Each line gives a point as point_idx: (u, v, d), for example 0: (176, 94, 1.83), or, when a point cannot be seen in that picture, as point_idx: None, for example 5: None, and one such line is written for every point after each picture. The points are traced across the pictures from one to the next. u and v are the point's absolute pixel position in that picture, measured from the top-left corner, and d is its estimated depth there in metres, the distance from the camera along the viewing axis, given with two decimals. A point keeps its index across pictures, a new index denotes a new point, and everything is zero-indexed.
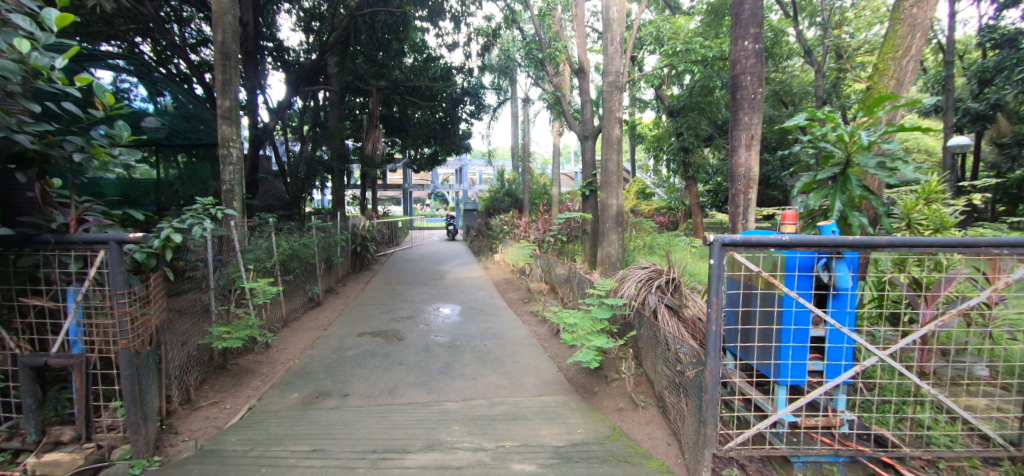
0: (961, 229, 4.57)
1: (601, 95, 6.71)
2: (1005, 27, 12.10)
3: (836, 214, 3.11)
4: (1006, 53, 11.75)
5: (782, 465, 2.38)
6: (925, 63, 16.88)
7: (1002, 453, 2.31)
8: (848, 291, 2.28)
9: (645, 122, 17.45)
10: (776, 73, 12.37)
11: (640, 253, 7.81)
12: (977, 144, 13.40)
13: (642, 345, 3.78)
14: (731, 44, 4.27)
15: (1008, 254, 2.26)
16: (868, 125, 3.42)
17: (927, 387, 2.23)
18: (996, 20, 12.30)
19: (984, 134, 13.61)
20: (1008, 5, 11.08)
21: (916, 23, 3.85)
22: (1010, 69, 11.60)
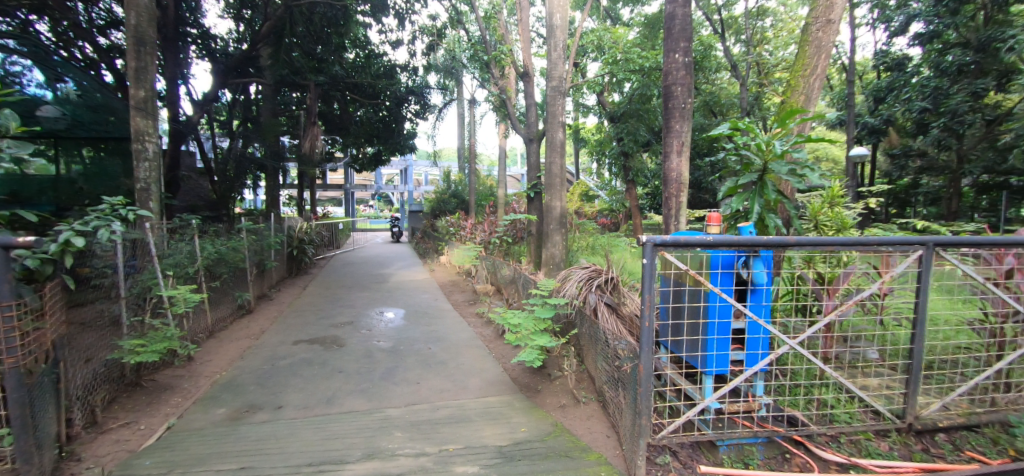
0: (859, 230, 5.16)
1: (545, 99, 6.83)
2: (895, 53, 13.65)
3: (754, 216, 3.39)
4: (896, 75, 13.36)
5: (709, 450, 2.54)
6: (832, 81, 18.82)
7: (890, 426, 2.63)
8: (763, 286, 2.49)
9: (588, 127, 18.03)
10: (707, 85, 13.23)
11: (583, 254, 8.05)
12: (873, 155, 15.14)
13: (582, 342, 3.90)
14: (663, 56, 4.52)
15: (893, 251, 2.58)
16: (782, 136, 3.75)
17: (829, 370, 2.49)
18: (888, 46, 13.81)
19: (879, 145, 15.41)
20: (897, 33, 12.64)
21: (821, 45, 4.28)
22: (898, 89, 13.23)
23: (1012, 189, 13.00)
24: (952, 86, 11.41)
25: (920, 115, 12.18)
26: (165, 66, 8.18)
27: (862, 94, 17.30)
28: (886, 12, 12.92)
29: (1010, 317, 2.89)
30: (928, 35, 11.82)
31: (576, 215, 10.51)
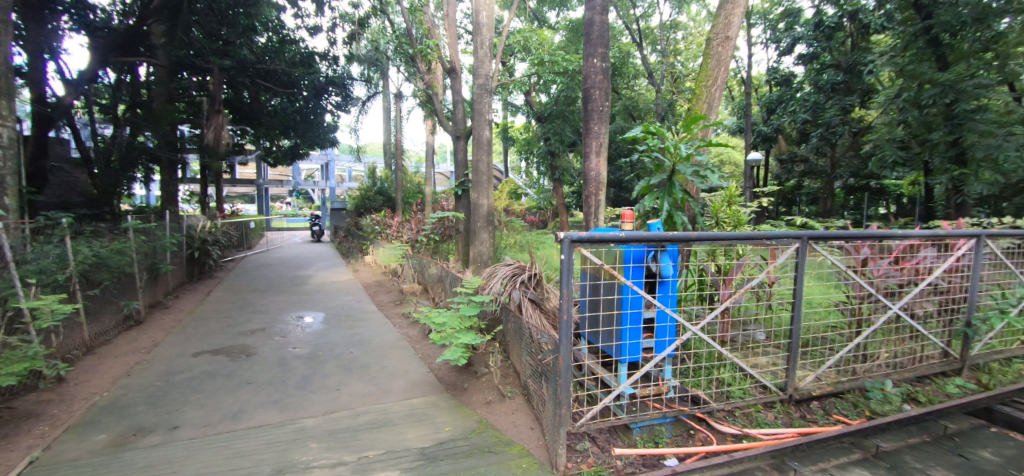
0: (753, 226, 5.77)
1: (471, 96, 6.80)
2: (782, 70, 15.46)
3: (663, 214, 3.66)
4: (784, 88, 15.11)
5: (624, 433, 2.71)
6: (733, 91, 20.81)
7: (775, 398, 2.99)
8: (669, 278, 2.70)
9: (516, 126, 18.26)
10: (626, 89, 13.99)
11: (511, 251, 8.15)
12: (766, 159, 16.98)
13: (507, 338, 3.96)
14: (583, 60, 4.70)
15: (776, 245, 2.92)
16: (687, 140, 4.08)
17: (725, 352, 2.76)
18: (777, 64, 15.60)
19: (771, 150, 17.31)
20: (785, 52, 14.30)
21: (721, 59, 4.71)
22: (785, 101, 14.99)
23: (871, 191, 15.30)
24: (827, 101, 13.16)
25: (802, 125, 13.88)
26: (25, 37, 6.97)
27: (756, 104, 19.32)
28: (776, 32, 14.54)
29: (866, 298, 3.42)
30: (809, 55, 13.50)
31: (504, 213, 10.59)
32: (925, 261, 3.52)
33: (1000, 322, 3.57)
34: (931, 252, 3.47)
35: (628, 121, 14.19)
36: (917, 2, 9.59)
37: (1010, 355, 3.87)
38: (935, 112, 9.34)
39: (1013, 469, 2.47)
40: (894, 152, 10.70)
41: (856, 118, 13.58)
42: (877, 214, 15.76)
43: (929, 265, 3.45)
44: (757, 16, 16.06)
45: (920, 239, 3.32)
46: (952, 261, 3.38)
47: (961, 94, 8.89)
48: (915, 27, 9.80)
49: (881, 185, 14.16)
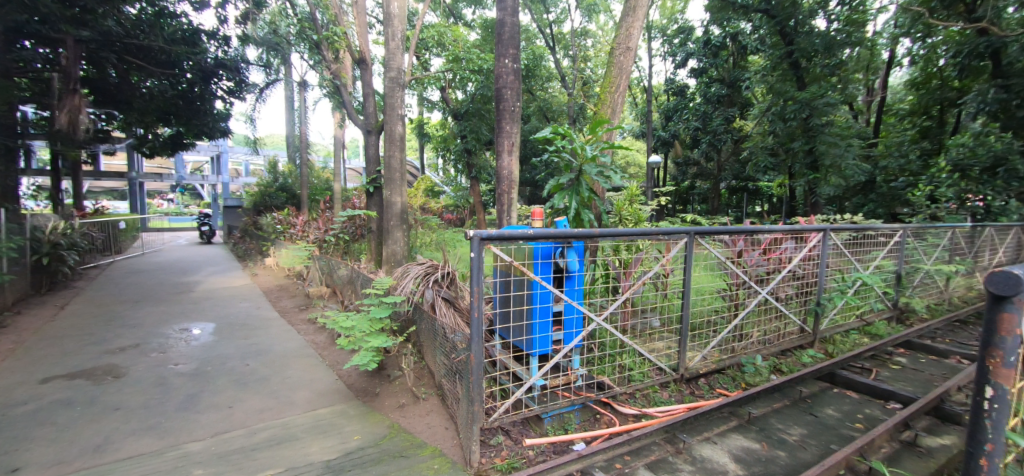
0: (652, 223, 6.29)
1: (383, 90, 6.52)
2: (677, 80, 16.98)
3: (571, 212, 3.83)
4: (679, 97, 16.62)
5: (536, 423, 2.80)
6: (636, 98, 22.40)
7: (669, 378, 3.29)
8: (575, 273, 2.84)
9: (431, 122, 17.88)
10: (540, 91, 14.42)
11: (427, 250, 7.99)
12: (666, 161, 18.53)
13: (421, 338, 3.89)
14: (494, 60, 4.75)
15: (667, 239, 3.21)
16: (593, 142, 4.30)
17: (625, 339, 2.98)
18: (673, 75, 17.10)
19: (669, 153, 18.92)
20: (680, 64, 15.71)
21: (623, 68, 5.04)
22: (680, 109, 16.50)
23: (749, 191, 17.41)
24: (714, 111, 14.74)
25: (694, 131, 15.40)
26: None
27: (656, 111, 21.02)
28: (672, 45, 15.94)
29: (742, 284, 3.90)
30: (700, 69, 15.00)
31: (420, 211, 10.33)
32: (786, 252, 4.10)
33: (841, 301, 4.29)
34: (790, 244, 4.06)
35: (543, 122, 14.66)
36: (781, 30, 11.13)
37: (849, 327, 4.66)
38: (795, 125, 10.95)
39: (848, 422, 2.98)
40: (766, 157, 12.30)
41: (737, 127, 15.35)
42: (754, 211, 17.97)
43: (789, 255, 4.03)
44: (656, 29, 17.46)
45: (782, 234, 3.86)
46: (806, 250, 3.98)
47: (814, 110, 10.54)
48: (780, 51, 11.37)
49: (756, 186, 16.22)
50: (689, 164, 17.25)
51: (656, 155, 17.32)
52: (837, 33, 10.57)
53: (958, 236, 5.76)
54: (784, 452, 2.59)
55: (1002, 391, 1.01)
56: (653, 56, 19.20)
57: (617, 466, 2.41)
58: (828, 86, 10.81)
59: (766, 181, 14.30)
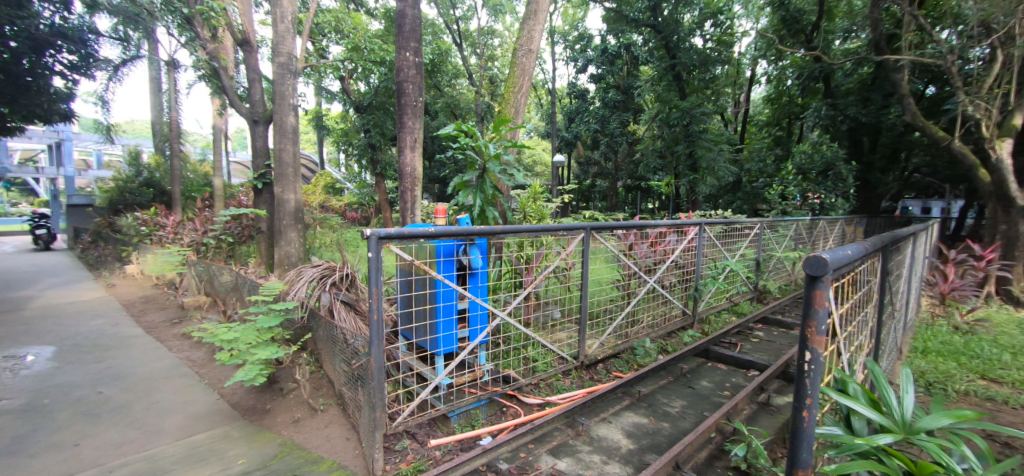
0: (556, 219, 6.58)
1: (271, 76, 5.92)
2: (579, 84, 17.91)
3: (476, 209, 3.84)
4: (580, 100, 17.56)
5: (442, 423, 2.78)
6: (542, 99, 23.19)
7: (570, 366, 3.48)
8: (477, 270, 2.87)
9: (330, 115, 16.73)
10: (448, 87, 14.24)
11: (327, 251, 7.49)
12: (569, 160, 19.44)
13: (318, 346, 3.63)
14: (395, 52, 4.57)
15: (565, 235, 3.37)
16: (497, 140, 4.35)
17: (527, 332, 3.08)
18: (575, 79, 17.99)
19: (572, 153, 19.89)
20: (581, 69, 16.57)
21: (525, 69, 5.16)
22: (581, 111, 17.41)
23: (643, 190, 18.97)
24: (611, 115, 15.77)
25: (594, 133, 16.35)
26: None
27: (560, 112, 21.96)
28: (574, 50, 16.76)
29: (633, 275, 4.23)
30: (598, 75, 16.00)
31: (318, 210, 9.60)
32: (670, 244, 4.54)
33: (714, 286, 4.87)
34: (673, 237, 4.50)
35: (451, 119, 14.51)
36: (666, 44, 12.31)
37: (720, 308, 5.33)
38: (679, 130, 12.19)
39: (719, 392, 3.40)
40: (655, 159, 13.51)
41: (631, 130, 16.63)
42: (647, 208, 19.61)
43: (672, 246, 4.47)
44: (559, 34, 18.19)
45: (667, 228, 4.27)
46: (686, 242, 4.45)
47: (693, 118, 11.84)
48: (665, 63, 12.55)
49: (648, 185, 17.77)
50: (590, 164, 18.28)
51: (560, 154, 18.10)
52: (711, 52, 12.08)
53: (801, 227, 6.89)
54: (668, 423, 2.88)
55: (813, 351, 1.07)
56: (556, 58, 20.00)
57: (521, 455, 2.49)
58: (704, 97, 12.19)
59: (655, 181, 15.73)
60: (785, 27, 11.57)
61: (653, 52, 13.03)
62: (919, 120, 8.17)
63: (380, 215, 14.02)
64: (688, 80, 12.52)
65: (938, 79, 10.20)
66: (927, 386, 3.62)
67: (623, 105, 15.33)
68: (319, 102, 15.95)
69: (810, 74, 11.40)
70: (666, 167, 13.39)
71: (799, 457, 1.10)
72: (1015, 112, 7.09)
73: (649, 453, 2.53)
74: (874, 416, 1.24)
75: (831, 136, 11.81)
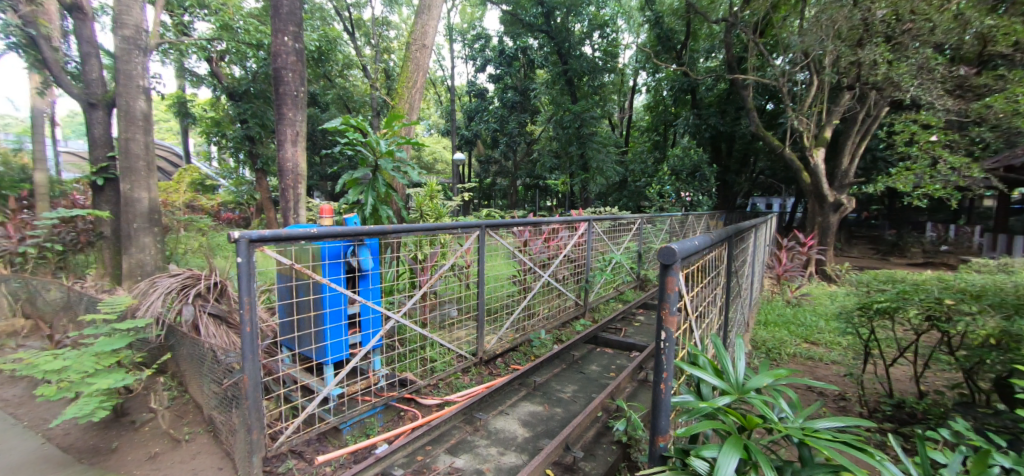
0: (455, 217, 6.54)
1: (113, 52, 5.00)
2: (478, 83, 18.00)
3: (367, 208, 3.63)
4: (479, 99, 17.66)
5: (333, 437, 2.61)
6: (441, 97, 22.89)
7: (469, 362, 3.49)
8: (367, 272, 2.73)
9: (198, 102, 14.67)
10: (339, 78, 13.34)
11: (194, 258, 6.53)
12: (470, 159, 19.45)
13: (181, 367, 3.18)
14: (271, 35, 4.15)
15: (460, 233, 3.36)
16: (389, 137, 4.19)
17: (423, 332, 3.02)
18: (474, 78, 18.04)
19: (473, 152, 19.94)
20: (480, 68, 16.68)
21: (419, 64, 5.02)
22: (480, 111, 17.50)
23: (541, 189, 19.72)
24: (509, 115, 15.86)
25: (493, 132, 16.46)
26: None
27: (460, 110, 21.89)
28: (472, 49, 16.78)
29: (528, 270, 4.38)
30: (496, 75, 16.25)
31: (184, 211, 8.36)
32: (563, 239, 4.80)
33: (602, 277, 5.26)
34: (565, 233, 4.76)
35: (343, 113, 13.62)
36: (559, 50, 13.01)
37: (609, 298, 5.77)
38: (571, 132, 12.91)
39: (606, 373, 3.69)
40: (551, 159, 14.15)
41: (529, 131, 17.18)
42: (545, 206, 20.42)
43: (564, 241, 4.71)
44: (456, 31, 18.08)
45: (559, 224, 4.50)
46: (576, 238, 4.72)
47: (584, 122, 12.67)
48: (558, 68, 13.25)
49: (545, 184, 18.54)
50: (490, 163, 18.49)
51: (460, 153, 18.03)
52: (598, 61, 13.04)
53: (675, 222, 7.75)
54: (561, 408, 3.05)
55: (667, 331, 1.21)
56: (455, 56, 19.88)
57: (418, 458, 2.45)
58: (593, 102, 13.08)
59: (552, 180, 16.49)
60: (660, 43, 12.90)
61: (546, 56, 13.61)
62: (761, 130, 9.67)
63: (262, 216, 12.67)
64: (578, 85, 13.44)
65: (774, 96, 12.16)
66: (767, 352, 4.32)
67: (520, 106, 15.75)
68: (183, 86, 13.89)
69: (680, 86, 12.83)
70: (561, 166, 14.08)
71: (659, 425, 1.23)
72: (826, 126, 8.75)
73: (543, 439, 2.65)
74: (715, 381, 1.30)
75: (697, 141, 13.44)
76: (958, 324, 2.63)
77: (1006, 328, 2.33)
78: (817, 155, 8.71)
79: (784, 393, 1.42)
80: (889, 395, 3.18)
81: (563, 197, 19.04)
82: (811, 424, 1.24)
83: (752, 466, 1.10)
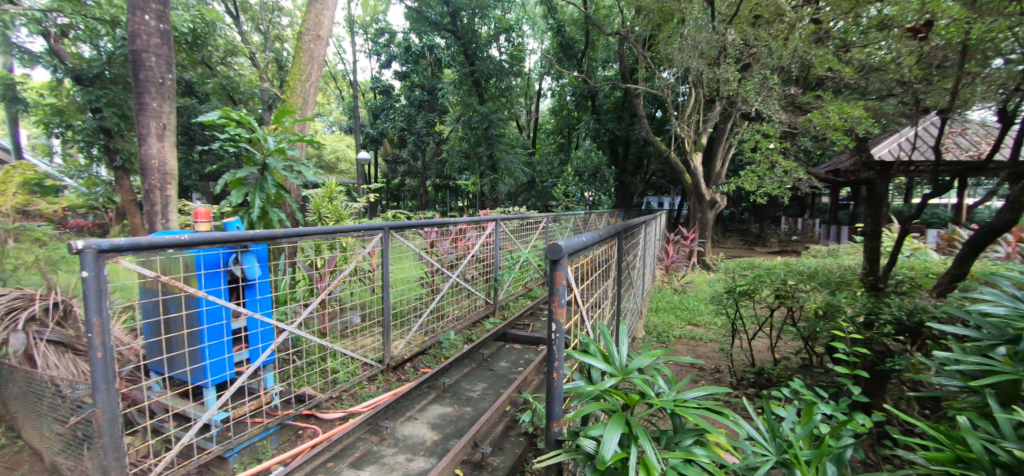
0: (359, 219, 6.22)
1: None
2: (383, 80, 17.29)
3: (255, 211, 3.28)
4: (385, 96, 16.97)
5: (217, 467, 2.34)
6: (343, 92, 21.64)
7: (375, 370, 3.34)
8: (253, 281, 2.48)
9: (34, 84, 12.16)
10: (221, 66, 11.93)
11: (27, 273, 5.38)
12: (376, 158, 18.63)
13: (12, 408, 2.63)
14: (126, 12, 3.56)
15: (361, 236, 3.20)
16: (279, 133, 3.83)
17: (321, 342, 2.82)
18: (379, 74, 17.30)
19: (379, 151, 19.13)
20: (385, 64, 16.07)
21: (314, 55, 4.63)
22: (386, 109, 16.81)
23: (451, 189, 19.57)
24: (416, 114, 15.34)
25: (400, 132, 15.64)
26: None
27: (364, 107, 20.90)
28: (375, 44, 16.11)
29: (436, 271, 4.30)
30: (402, 73, 15.69)
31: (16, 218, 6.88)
32: (471, 239, 4.80)
33: (510, 276, 5.36)
34: (473, 233, 4.78)
35: (227, 106, 12.26)
36: (466, 50, 13.07)
37: (518, 295, 5.90)
38: (480, 133, 13.02)
39: (514, 369, 3.77)
40: (460, 160, 14.10)
41: (437, 130, 16.93)
42: (455, 207, 20.28)
43: (472, 241, 4.70)
44: (358, 24, 17.23)
45: (466, 224, 4.48)
46: (484, 237, 4.74)
47: (491, 123, 12.87)
48: (465, 68, 13.31)
49: (455, 184, 18.45)
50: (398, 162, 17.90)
51: (365, 152, 17.21)
52: (505, 64, 13.31)
53: (578, 220, 8.16)
54: (470, 407, 3.05)
55: (557, 322, 1.28)
56: (357, 50, 18.93)
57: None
58: (500, 103, 13.34)
59: (462, 180, 16.45)
60: (563, 51, 13.53)
61: (454, 56, 13.63)
62: (652, 135, 10.57)
63: (126, 222, 10.91)
64: (485, 86, 13.60)
65: (662, 105, 13.40)
66: (657, 336, 4.77)
67: (428, 105, 15.46)
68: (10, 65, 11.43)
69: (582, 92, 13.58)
70: (470, 166, 14.10)
71: (553, 411, 1.30)
72: (704, 132, 9.84)
73: (452, 440, 2.64)
74: (602, 365, 1.41)
75: (597, 145, 14.33)
76: (798, 300, 3.15)
77: (830, 301, 2.85)
78: (696, 159, 9.78)
79: (663, 371, 1.57)
80: (752, 365, 3.69)
81: (473, 197, 19.08)
82: (682, 395, 1.41)
83: (631, 439, 1.22)
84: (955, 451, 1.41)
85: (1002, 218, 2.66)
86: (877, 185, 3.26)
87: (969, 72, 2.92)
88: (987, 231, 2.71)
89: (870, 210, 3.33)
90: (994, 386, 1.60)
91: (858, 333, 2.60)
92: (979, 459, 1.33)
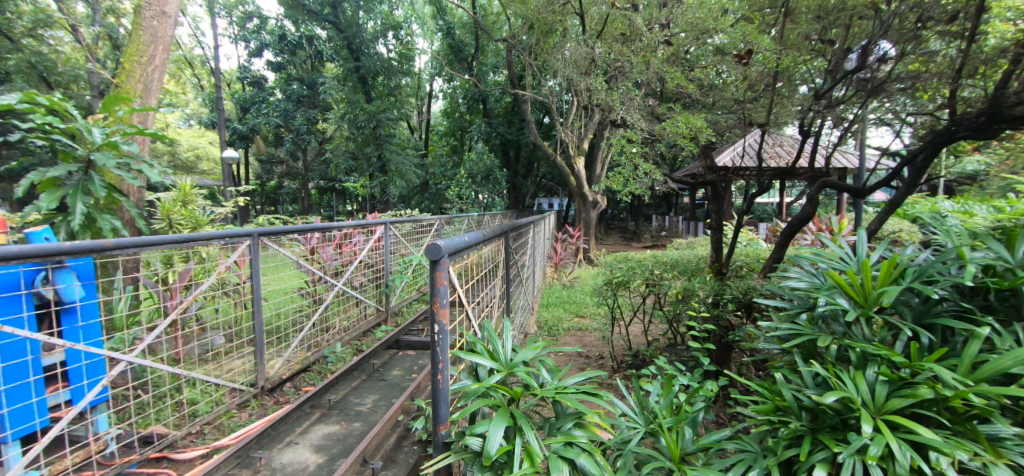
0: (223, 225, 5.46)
1: None
2: (253, 71, 15.56)
3: (76, 218, 2.67)
4: (256, 90, 15.25)
5: None
6: (203, 82, 19.03)
7: (247, 395, 2.96)
8: (73, 304, 2.04)
9: None
10: (28, 40, 9.64)
11: None
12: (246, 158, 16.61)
13: None
14: None
15: (223, 244, 2.78)
16: (110, 124, 3.19)
17: (172, 369, 2.41)
18: (248, 64, 15.54)
19: (250, 150, 17.16)
20: (255, 53, 14.51)
21: (158, 35, 3.93)
22: (256, 103, 14.94)
23: (336, 191, 18.32)
24: (295, 110, 13.84)
25: (275, 128, 13.84)
26: None
27: (229, 99, 18.56)
28: (241, 29, 14.38)
29: (318, 281, 3.95)
30: (276, 64, 14.30)
31: None
32: (357, 244, 4.53)
33: (403, 280, 5.15)
34: (360, 237, 4.52)
35: (38, 88, 9.94)
36: (349, 45, 12.43)
37: (411, 299, 5.71)
38: (367, 133, 12.35)
39: (407, 376, 3.63)
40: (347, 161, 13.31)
41: (320, 128, 15.73)
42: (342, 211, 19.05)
43: (359, 246, 4.43)
44: (219, 5, 15.25)
45: (351, 228, 4.22)
46: (371, 241, 4.50)
47: (380, 122, 12.33)
48: (349, 63, 12.62)
49: (340, 186, 17.34)
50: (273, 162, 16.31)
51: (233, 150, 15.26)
52: (393, 62, 12.85)
53: (472, 221, 8.19)
54: (359, 422, 2.87)
55: (440, 323, 1.27)
56: (220, 35, 16.74)
57: None
58: (388, 102, 12.84)
59: (349, 182, 15.50)
60: (453, 53, 13.55)
61: (337, 50, 12.83)
62: (539, 140, 10.96)
63: None
64: (372, 84, 13.05)
65: (547, 112, 14.16)
66: (548, 330, 4.99)
67: (308, 101, 14.13)
68: None
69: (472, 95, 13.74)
70: (358, 168, 13.24)
71: (438, 413, 1.29)
72: (585, 139, 10.57)
73: (337, 460, 2.45)
74: (488, 363, 1.43)
75: (490, 147, 14.59)
76: (663, 287, 3.54)
77: (687, 287, 3.25)
78: (580, 163, 10.46)
79: (544, 362, 1.63)
80: (630, 349, 4.04)
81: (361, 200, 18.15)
82: (562, 382, 1.49)
83: (516, 430, 1.27)
84: (775, 403, 1.71)
85: (805, 211, 3.29)
86: (719, 185, 3.81)
87: (781, 94, 3.54)
88: (796, 222, 3.32)
89: (715, 207, 3.87)
90: (800, 345, 1.97)
91: (708, 311, 3.04)
92: (790, 406, 1.64)
